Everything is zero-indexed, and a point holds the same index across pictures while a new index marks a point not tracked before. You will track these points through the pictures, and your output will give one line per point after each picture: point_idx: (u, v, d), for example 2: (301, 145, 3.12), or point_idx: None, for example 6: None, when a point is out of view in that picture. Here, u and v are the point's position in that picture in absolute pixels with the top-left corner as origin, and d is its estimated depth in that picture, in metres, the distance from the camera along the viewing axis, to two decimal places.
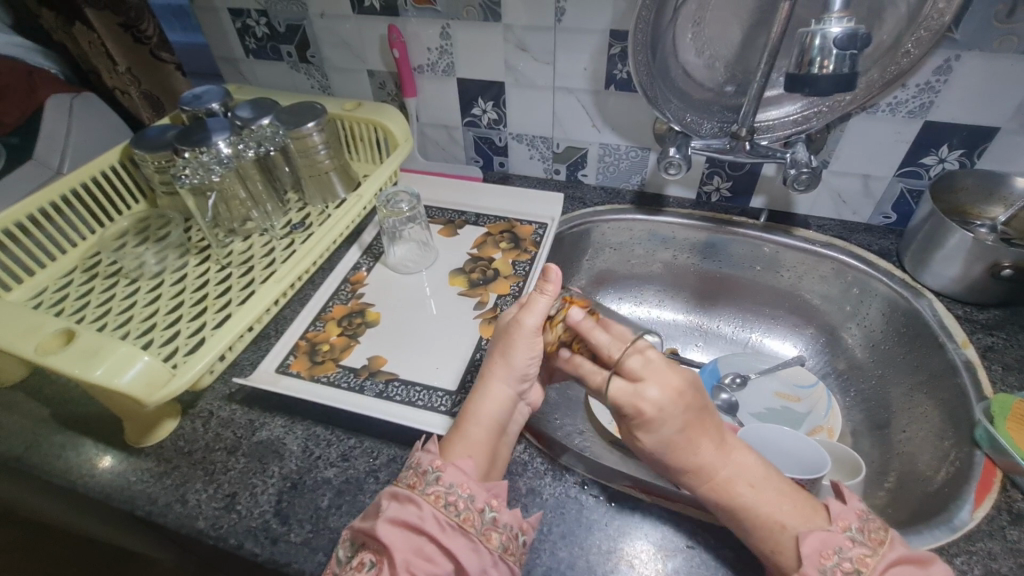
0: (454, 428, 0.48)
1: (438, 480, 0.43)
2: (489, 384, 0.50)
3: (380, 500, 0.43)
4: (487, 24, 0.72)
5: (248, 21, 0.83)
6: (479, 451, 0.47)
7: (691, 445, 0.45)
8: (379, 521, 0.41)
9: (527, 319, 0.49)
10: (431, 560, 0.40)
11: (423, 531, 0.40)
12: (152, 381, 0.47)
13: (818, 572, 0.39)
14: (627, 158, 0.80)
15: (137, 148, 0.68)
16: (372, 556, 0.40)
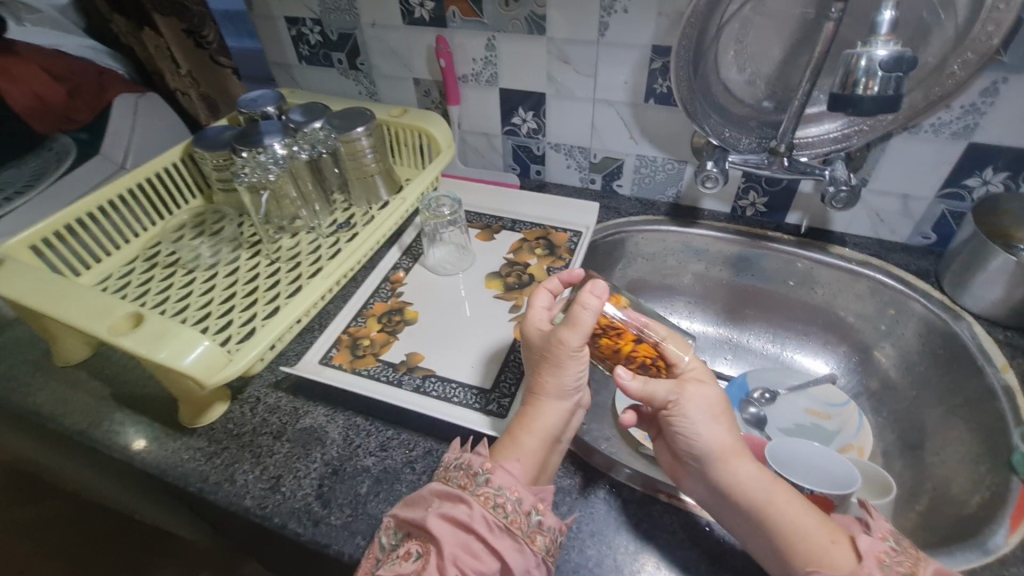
0: (508, 438, 0.50)
1: (488, 482, 0.45)
2: (543, 399, 0.51)
3: (430, 494, 0.45)
4: (531, 36, 0.74)
5: (303, 29, 0.88)
6: (537, 460, 0.48)
7: (737, 450, 0.46)
8: (431, 516, 0.43)
9: (571, 338, 0.49)
10: (477, 557, 0.41)
11: (473, 531, 0.42)
12: (211, 364, 0.51)
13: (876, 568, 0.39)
14: (663, 171, 0.81)
15: (199, 147, 0.73)
16: (419, 547, 0.42)
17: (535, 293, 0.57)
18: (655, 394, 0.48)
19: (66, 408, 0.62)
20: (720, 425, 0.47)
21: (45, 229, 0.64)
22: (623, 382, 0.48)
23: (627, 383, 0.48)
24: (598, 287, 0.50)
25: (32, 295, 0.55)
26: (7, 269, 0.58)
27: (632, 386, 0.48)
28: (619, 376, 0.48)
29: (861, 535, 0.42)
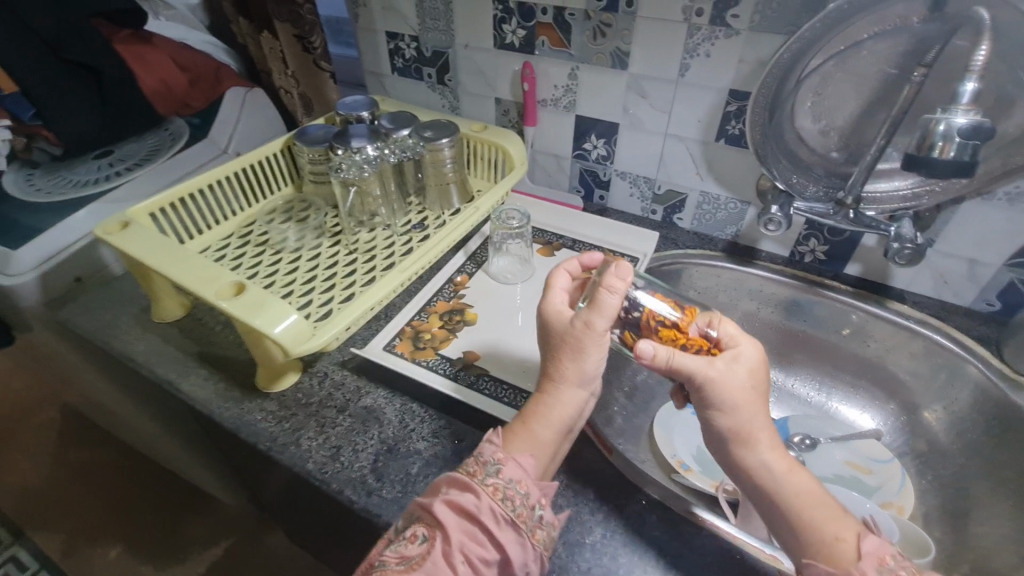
0: (521, 425, 0.51)
1: (498, 473, 0.46)
2: (560, 390, 0.51)
3: (441, 482, 0.48)
4: (613, 70, 0.79)
5: (400, 43, 0.95)
6: (546, 451, 0.50)
7: (758, 437, 0.46)
8: (438, 502, 0.45)
9: (599, 323, 0.49)
10: (482, 545, 0.43)
11: (478, 522, 0.44)
12: (298, 335, 0.56)
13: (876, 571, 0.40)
14: (725, 210, 0.83)
15: (299, 141, 0.80)
16: (426, 531, 0.44)
17: (556, 273, 0.56)
18: (681, 368, 0.46)
19: (158, 360, 0.70)
20: (749, 410, 0.46)
21: (162, 200, 0.72)
22: (644, 358, 0.47)
23: (648, 361, 0.47)
24: (622, 270, 0.49)
25: (150, 256, 0.63)
26: (132, 232, 0.66)
27: (656, 361, 0.47)
28: (640, 351, 0.47)
29: (871, 536, 0.43)
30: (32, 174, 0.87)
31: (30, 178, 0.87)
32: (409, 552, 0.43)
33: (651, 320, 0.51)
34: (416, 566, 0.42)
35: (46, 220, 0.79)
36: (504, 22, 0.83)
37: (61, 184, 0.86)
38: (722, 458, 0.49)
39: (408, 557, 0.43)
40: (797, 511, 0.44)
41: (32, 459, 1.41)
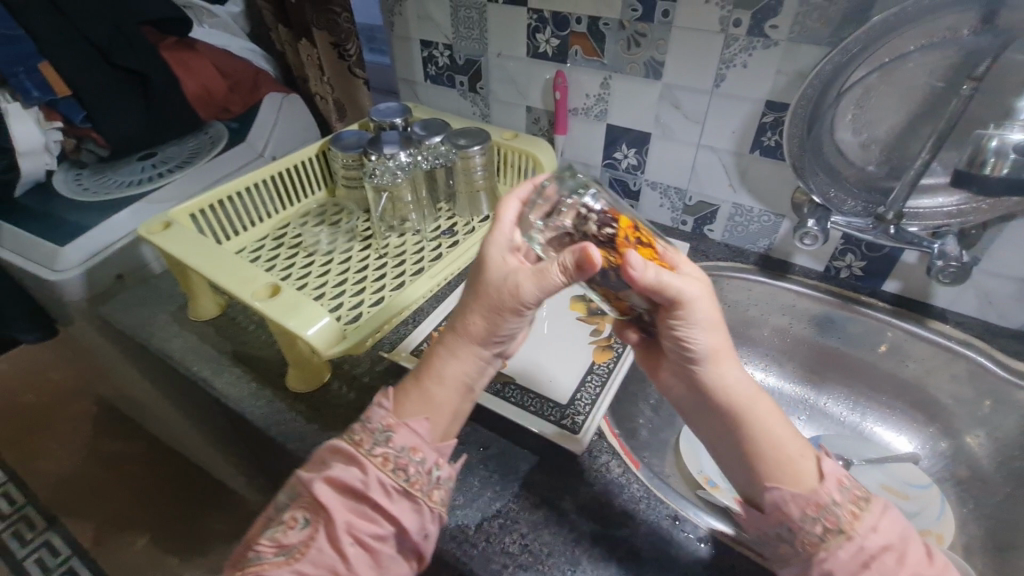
0: (428, 384, 0.49)
1: (389, 442, 0.47)
2: (466, 346, 0.49)
3: (326, 454, 0.48)
4: (647, 80, 0.79)
5: (434, 51, 0.97)
6: (447, 411, 0.49)
7: (728, 355, 0.48)
8: (318, 481, 0.45)
9: (529, 288, 0.44)
10: (372, 520, 0.44)
11: (364, 497, 0.45)
12: (331, 338, 0.57)
13: (837, 489, 0.44)
14: (758, 222, 0.82)
15: (334, 146, 0.82)
16: (307, 515, 0.45)
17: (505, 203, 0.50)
18: (668, 287, 0.43)
19: (193, 357, 0.71)
20: (719, 331, 0.47)
21: (202, 201, 0.75)
22: (637, 273, 0.41)
23: (640, 276, 0.41)
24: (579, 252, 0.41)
25: (190, 256, 0.65)
26: (174, 233, 0.69)
27: (645, 276, 0.41)
28: (633, 263, 0.41)
29: (827, 457, 0.46)
30: (80, 174, 0.92)
31: (79, 178, 0.91)
32: (287, 539, 0.44)
33: (628, 234, 0.45)
34: (297, 555, 0.43)
35: (92, 219, 0.83)
36: (538, 31, 0.84)
37: (107, 183, 0.90)
38: (688, 378, 0.49)
39: (287, 545, 0.44)
40: (764, 432, 0.46)
41: (66, 448, 1.46)
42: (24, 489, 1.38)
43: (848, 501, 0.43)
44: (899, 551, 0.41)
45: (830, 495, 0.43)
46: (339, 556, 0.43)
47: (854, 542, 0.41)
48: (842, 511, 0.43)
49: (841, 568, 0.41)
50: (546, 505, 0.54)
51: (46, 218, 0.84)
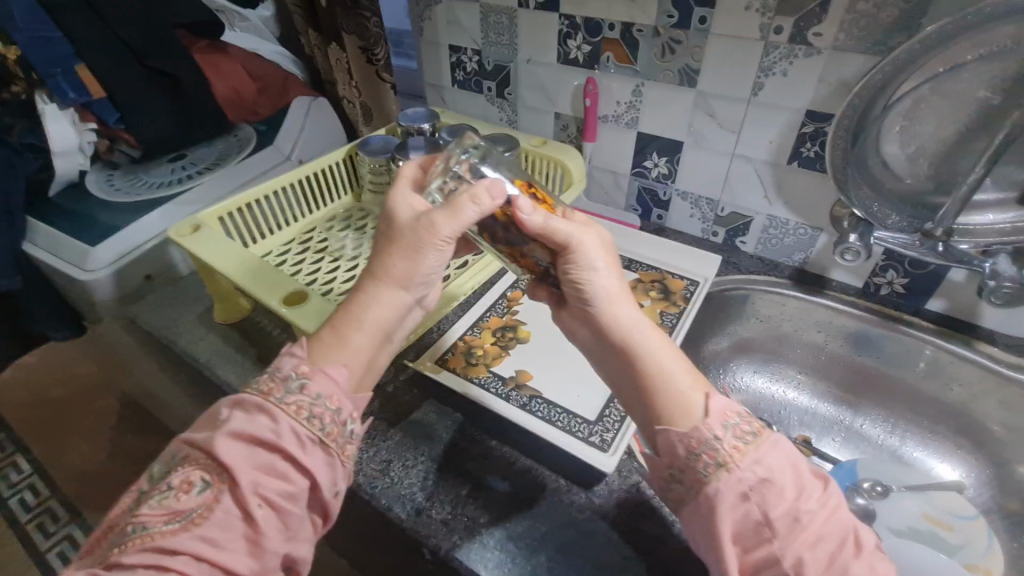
0: (335, 334, 0.48)
1: (303, 389, 0.45)
2: (385, 288, 0.48)
3: (224, 408, 0.45)
4: (681, 88, 0.77)
5: (462, 57, 0.96)
6: (362, 357, 0.48)
7: (623, 298, 0.48)
8: (222, 437, 0.43)
9: (445, 225, 0.46)
10: (283, 477, 0.43)
11: (274, 451, 0.43)
12: None
13: (722, 427, 0.43)
14: (794, 235, 0.79)
15: (362, 151, 0.81)
16: (205, 476, 0.42)
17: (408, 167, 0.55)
18: (556, 231, 0.47)
19: (219, 360, 0.72)
20: (611, 276, 0.49)
21: (231, 204, 0.75)
22: (524, 215, 0.47)
23: (528, 217, 0.47)
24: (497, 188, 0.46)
25: (219, 261, 0.66)
26: (203, 236, 0.69)
27: (533, 220, 0.47)
28: (522, 206, 0.47)
29: (719, 395, 0.45)
30: (112, 174, 0.93)
31: (111, 179, 0.92)
32: (182, 505, 0.40)
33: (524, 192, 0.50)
34: (198, 521, 0.40)
35: (121, 219, 0.83)
36: (569, 37, 0.82)
37: (138, 184, 0.91)
38: (590, 325, 0.49)
39: (183, 510, 0.40)
40: (656, 370, 0.45)
41: (90, 442, 1.48)
42: (49, 482, 1.41)
43: (732, 437, 0.42)
44: (779, 484, 0.41)
45: (711, 432, 0.42)
46: (246, 515, 0.41)
47: (736, 477, 0.41)
48: (727, 447, 0.42)
49: (722, 504, 0.40)
50: (575, 526, 0.53)
51: (78, 217, 0.85)
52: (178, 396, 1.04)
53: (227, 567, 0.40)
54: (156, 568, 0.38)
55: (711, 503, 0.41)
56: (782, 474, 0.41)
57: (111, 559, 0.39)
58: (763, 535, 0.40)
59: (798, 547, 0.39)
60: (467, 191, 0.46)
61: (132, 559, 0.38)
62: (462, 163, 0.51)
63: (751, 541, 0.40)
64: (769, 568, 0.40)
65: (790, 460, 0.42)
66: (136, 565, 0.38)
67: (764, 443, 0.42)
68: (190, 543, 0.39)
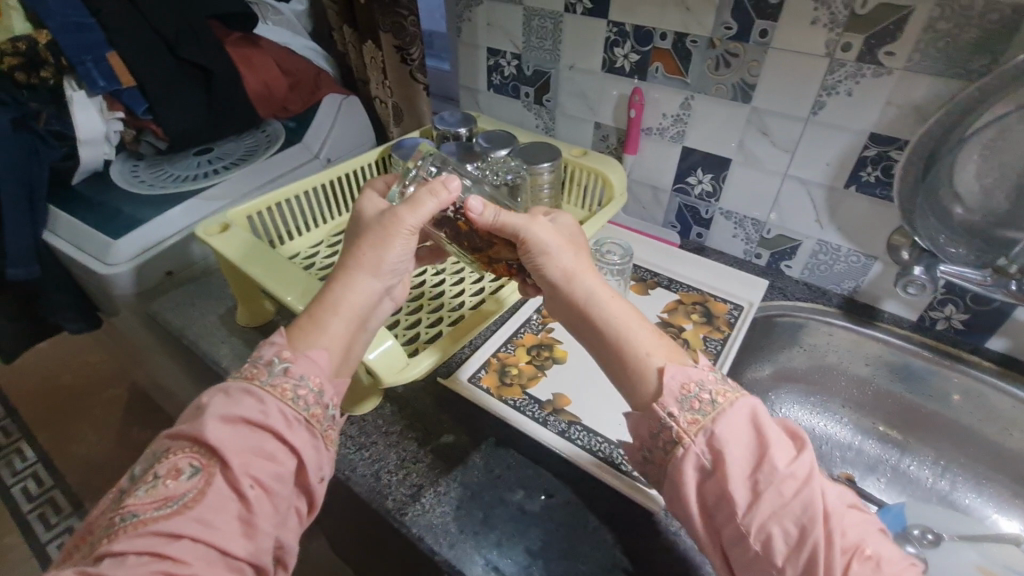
0: (309, 321, 0.47)
1: (287, 373, 0.44)
2: (356, 273, 0.49)
3: (206, 397, 0.43)
4: (734, 103, 0.73)
5: (501, 60, 0.93)
6: (339, 344, 0.48)
7: (583, 271, 0.50)
8: (209, 422, 0.41)
9: (408, 216, 0.49)
10: (272, 459, 0.41)
11: (262, 430, 0.42)
12: (392, 362, 0.53)
13: (676, 402, 0.42)
14: (845, 262, 0.75)
15: (397, 155, 0.78)
16: (195, 462, 0.40)
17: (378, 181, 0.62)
18: (507, 225, 0.52)
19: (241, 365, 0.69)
20: (566, 253, 0.51)
21: (261, 203, 0.72)
22: (474, 213, 0.52)
23: (478, 215, 0.52)
24: (451, 182, 0.52)
25: (248, 263, 0.63)
26: (231, 235, 0.66)
27: (483, 217, 0.52)
28: (470, 206, 0.52)
29: (688, 367, 0.44)
30: (137, 165, 0.90)
31: (135, 170, 0.89)
32: (172, 491, 0.38)
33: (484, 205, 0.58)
34: (191, 504, 0.38)
35: (145, 212, 0.81)
36: (616, 46, 0.79)
37: (162, 177, 0.88)
38: (557, 306, 0.51)
39: (173, 495, 0.38)
40: (616, 341, 0.46)
41: (97, 432, 1.46)
42: (53, 472, 1.38)
43: (686, 412, 0.42)
44: (732, 453, 0.40)
45: (666, 410, 0.42)
46: (238, 494, 0.39)
47: (691, 451, 0.41)
48: (679, 424, 0.42)
49: (683, 476, 0.41)
50: (619, 568, 0.49)
51: (102, 208, 0.82)
52: (193, 394, 1.01)
53: (223, 552, 0.37)
54: (151, 556, 0.35)
55: (675, 478, 0.41)
56: (736, 442, 0.40)
57: (98, 551, 0.36)
58: (726, 508, 0.39)
59: (762, 519, 0.38)
60: (424, 186, 0.51)
61: (125, 546, 0.35)
62: (420, 169, 0.60)
63: (718, 516, 0.40)
64: (737, 544, 0.39)
65: (751, 425, 0.41)
66: (127, 554, 0.35)
67: (721, 412, 0.41)
68: (185, 527, 0.37)
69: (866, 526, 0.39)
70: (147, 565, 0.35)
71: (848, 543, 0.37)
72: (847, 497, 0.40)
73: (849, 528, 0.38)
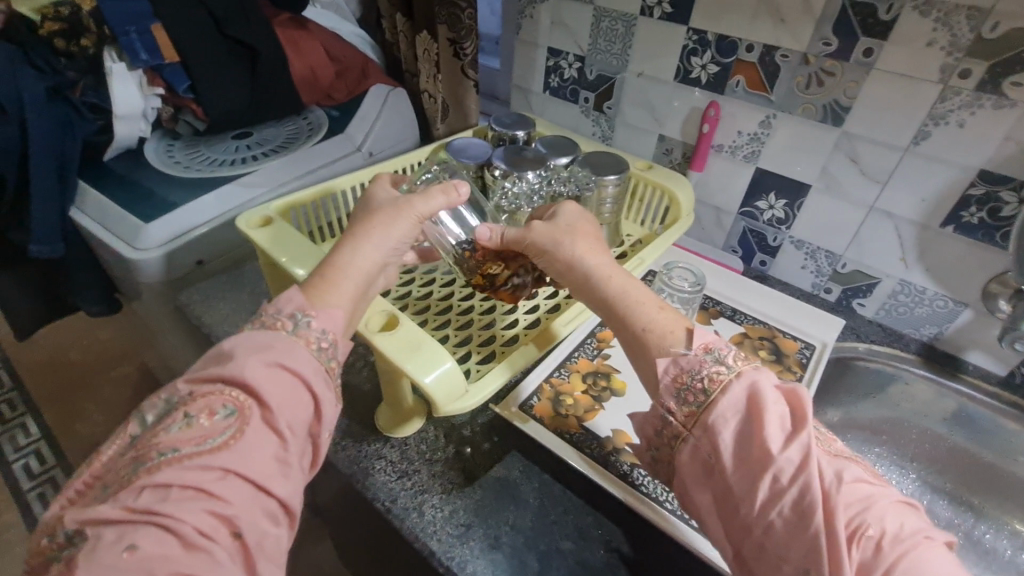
0: (320, 278, 0.45)
1: (310, 325, 0.42)
2: (366, 242, 0.48)
3: (229, 344, 0.41)
4: (823, 125, 0.68)
5: (562, 62, 0.88)
6: (348, 305, 0.46)
7: (587, 254, 0.50)
8: (243, 365, 0.38)
9: (421, 206, 0.51)
10: (300, 407, 0.39)
11: (296, 373, 0.40)
12: (451, 390, 0.47)
13: (673, 398, 0.41)
14: (929, 306, 0.70)
15: (451, 154, 0.73)
16: (230, 401, 0.37)
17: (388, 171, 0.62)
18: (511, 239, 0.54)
19: None
20: (567, 244, 0.51)
21: (304, 195, 0.67)
22: (484, 236, 0.54)
23: (488, 238, 0.54)
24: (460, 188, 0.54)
25: (291, 261, 0.58)
26: (275, 230, 0.62)
27: (493, 238, 0.54)
28: (478, 233, 0.54)
29: (682, 355, 0.42)
30: (172, 144, 0.86)
31: (171, 150, 0.84)
32: (209, 429, 0.36)
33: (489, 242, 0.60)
34: (231, 442, 0.36)
35: (179, 195, 0.76)
36: (694, 54, 0.74)
37: (198, 159, 0.83)
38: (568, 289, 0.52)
39: (212, 432, 0.36)
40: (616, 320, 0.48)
41: (104, 412, 1.42)
42: (57, 449, 1.34)
43: (681, 407, 0.41)
44: (723, 442, 0.38)
45: (663, 407, 0.41)
46: (276, 433, 0.38)
47: (691, 443, 0.40)
48: (676, 418, 0.41)
49: (687, 472, 0.40)
50: None
51: (133, 187, 0.78)
52: None
53: (260, 489, 0.36)
54: (197, 491, 0.34)
55: (682, 471, 0.41)
56: (729, 429, 0.38)
57: (138, 484, 0.34)
58: (730, 500, 0.37)
59: (762, 509, 0.36)
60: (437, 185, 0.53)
61: (167, 478, 0.34)
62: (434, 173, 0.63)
63: (719, 507, 0.38)
64: (745, 535, 0.37)
65: (743, 410, 0.38)
66: (172, 486, 0.34)
67: (716, 402, 0.39)
68: (230, 462, 0.35)
69: (872, 502, 0.35)
70: (194, 503, 0.33)
71: (847, 523, 0.34)
72: (855, 474, 0.37)
73: (851, 505, 0.35)
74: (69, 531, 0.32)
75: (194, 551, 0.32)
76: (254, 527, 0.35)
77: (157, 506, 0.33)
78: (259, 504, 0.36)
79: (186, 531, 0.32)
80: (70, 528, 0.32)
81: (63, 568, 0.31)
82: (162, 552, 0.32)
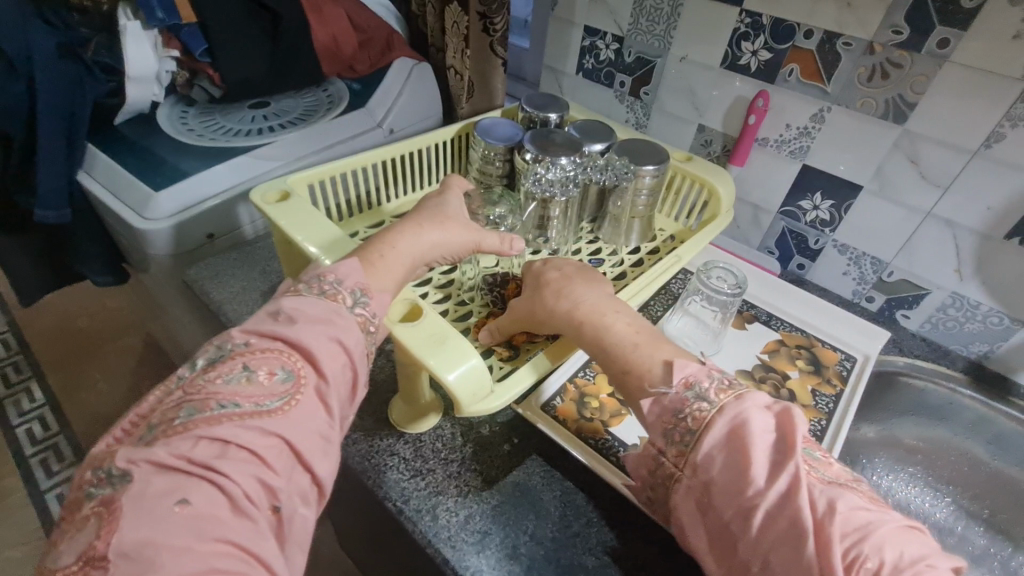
0: (375, 255, 0.46)
1: (365, 306, 0.42)
2: (423, 234, 0.50)
3: (287, 307, 0.39)
4: (885, 122, 0.62)
5: (598, 43, 0.82)
6: (391, 284, 0.46)
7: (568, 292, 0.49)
8: (301, 331, 0.38)
9: (489, 241, 0.52)
10: (345, 391, 0.38)
11: (350, 353, 0.39)
12: (475, 390, 0.43)
13: (662, 438, 0.39)
14: (980, 322, 0.66)
15: (482, 135, 0.68)
16: (288, 365, 0.36)
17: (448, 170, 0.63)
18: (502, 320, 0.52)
19: None
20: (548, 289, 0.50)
21: (326, 170, 0.64)
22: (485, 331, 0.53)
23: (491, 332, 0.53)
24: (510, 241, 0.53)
25: (306, 241, 0.54)
26: (291, 206, 0.58)
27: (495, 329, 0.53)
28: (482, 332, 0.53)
29: (664, 395, 0.40)
30: (186, 111, 0.82)
31: (184, 117, 0.80)
32: (269, 389, 0.35)
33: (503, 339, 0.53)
34: (288, 407, 0.35)
35: (192, 164, 0.73)
36: (744, 39, 0.68)
37: (212, 128, 0.79)
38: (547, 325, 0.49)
39: (270, 393, 0.35)
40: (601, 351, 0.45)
41: (109, 381, 1.40)
42: (60, 416, 1.33)
43: (670, 447, 0.38)
44: (712, 484, 0.35)
45: (653, 448, 0.39)
46: (325, 408, 0.37)
47: (684, 484, 0.37)
48: (667, 460, 0.38)
49: (681, 507, 0.37)
50: None
51: (143, 154, 0.74)
52: None
53: (304, 465, 0.34)
54: (251, 453, 0.32)
55: (676, 512, 0.38)
56: (715, 466, 0.36)
57: (192, 434, 0.32)
58: (728, 538, 0.34)
59: (759, 550, 0.33)
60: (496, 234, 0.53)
61: (226, 432, 0.32)
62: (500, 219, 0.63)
63: (716, 548, 0.35)
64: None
65: (726, 447, 0.36)
66: (230, 443, 0.32)
67: (699, 446, 0.36)
68: (284, 429, 0.34)
69: (871, 531, 0.31)
70: (247, 466, 0.32)
71: (843, 554, 0.31)
72: (851, 501, 0.33)
73: (846, 533, 0.31)
74: (114, 469, 0.30)
75: (240, 516, 0.30)
76: (292, 503, 0.33)
77: (214, 461, 0.31)
78: (298, 480, 0.34)
79: (237, 494, 0.30)
80: (116, 467, 0.30)
81: (101, 513, 0.29)
82: (214, 512, 0.29)
